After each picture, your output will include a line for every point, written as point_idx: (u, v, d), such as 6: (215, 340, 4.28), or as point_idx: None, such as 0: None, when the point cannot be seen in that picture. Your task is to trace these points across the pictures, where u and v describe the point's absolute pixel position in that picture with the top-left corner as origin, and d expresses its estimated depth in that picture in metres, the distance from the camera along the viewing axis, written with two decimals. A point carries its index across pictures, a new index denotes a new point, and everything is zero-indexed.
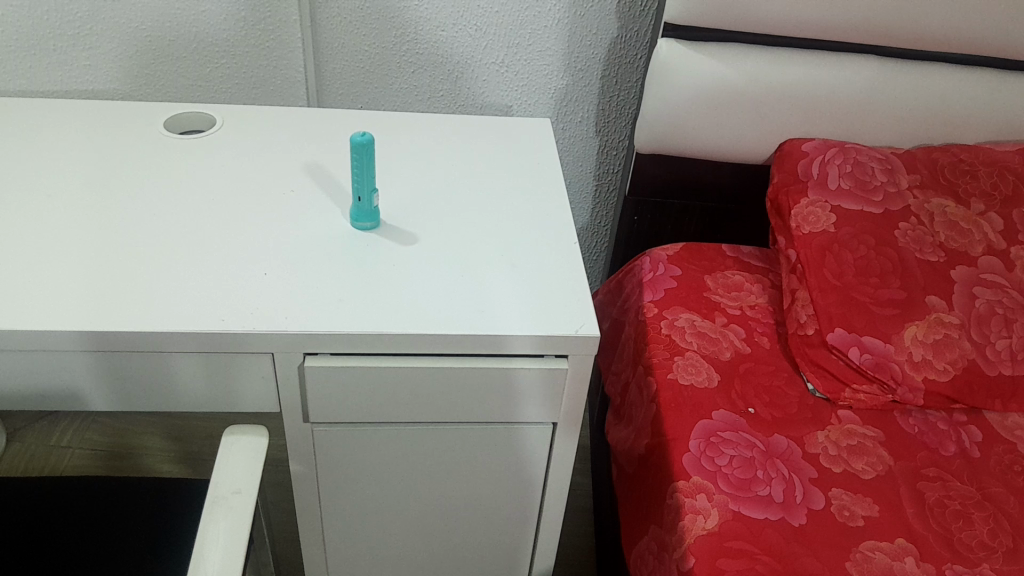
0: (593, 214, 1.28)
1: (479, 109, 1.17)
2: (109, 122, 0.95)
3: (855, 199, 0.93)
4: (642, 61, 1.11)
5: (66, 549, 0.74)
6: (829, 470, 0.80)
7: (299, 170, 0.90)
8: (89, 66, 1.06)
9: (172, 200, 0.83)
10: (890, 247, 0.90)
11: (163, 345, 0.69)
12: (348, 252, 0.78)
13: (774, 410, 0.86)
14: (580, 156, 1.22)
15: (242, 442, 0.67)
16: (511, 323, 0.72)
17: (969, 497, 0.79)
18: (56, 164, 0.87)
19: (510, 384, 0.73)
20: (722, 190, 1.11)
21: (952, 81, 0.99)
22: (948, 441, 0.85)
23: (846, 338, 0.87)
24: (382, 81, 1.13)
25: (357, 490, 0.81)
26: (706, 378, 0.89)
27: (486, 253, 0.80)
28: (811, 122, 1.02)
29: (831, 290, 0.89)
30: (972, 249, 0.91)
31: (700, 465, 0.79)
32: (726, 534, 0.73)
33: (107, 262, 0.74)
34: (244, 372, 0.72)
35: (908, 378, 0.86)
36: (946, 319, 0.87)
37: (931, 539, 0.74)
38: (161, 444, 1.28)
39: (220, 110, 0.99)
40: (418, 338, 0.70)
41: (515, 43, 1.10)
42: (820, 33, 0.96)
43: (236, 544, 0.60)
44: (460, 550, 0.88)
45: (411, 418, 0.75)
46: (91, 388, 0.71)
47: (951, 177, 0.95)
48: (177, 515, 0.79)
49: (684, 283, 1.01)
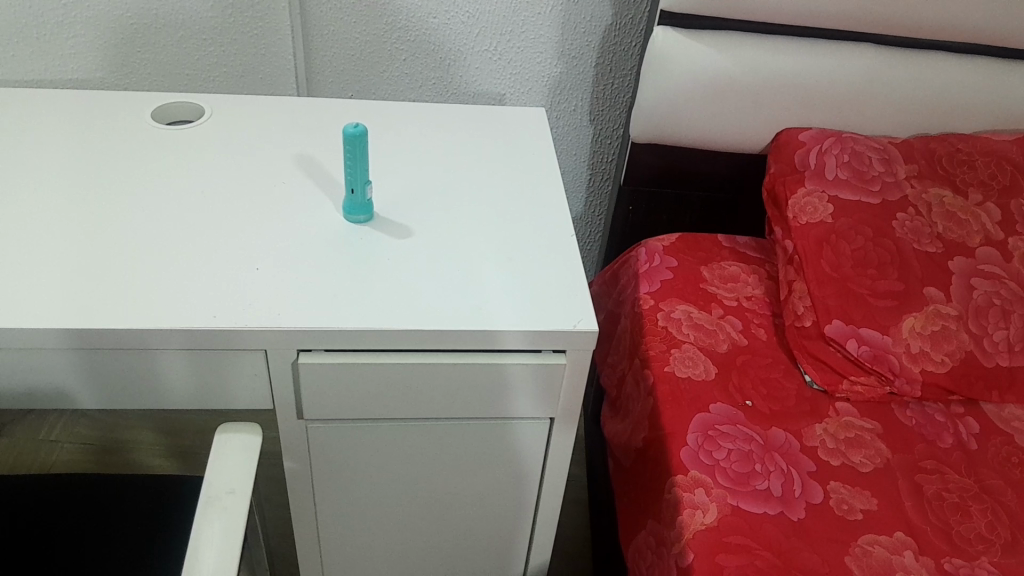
0: (587, 203, 1.27)
1: (471, 98, 1.15)
2: (96, 112, 0.93)
3: (853, 190, 0.93)
4: (637, 48, 1.10)
5: (56, 545, 0.73)
6: (828, 463, 0.80)
7: (291, 163, 0.88)
8: (73, 54, 1.04)
9: (161, 193, 0.82)
10: (887, 238, 0.89)
11: (152, 342, 0.67)
12: (343, 246, 0.77)
13: (772, 402, 0.86)
14: (574, 146, 1.20)
15: (234, 440, 0.66)
16: (508, 318, 0.71)
17: (967, 490, 0.79)
18: (42, 157, 0.85)
19: (507, 380, 0.72)
20: (718, 179, 1.10)
21: (949, 71, 0.98)
22: (945, 433, 0.85)
23: (843, 330, 0.86)
24: (374, 69, 1.11)
25: (353, 486, 0.80)
26: (703, 370, 0.88)
27: (483, 247, 0.79)
28: (809, 112, 1.01)
29: (828, 282, 0.89)
30: (970, 240, 0.90)
31: (699, 459, 0.79)
32: (725, 529, 0.73)
33: (93, 259, 0.72)
34: (236, 369, 0.71)
35: (906, 370, 0.85)
36: (943, 310, 0.87)
37: (931, 533, 0.74)
38: (151, 437, 1.27)
39: (208, 99, 0.97)
40: (414, 334, 0.69)
41: (509, 30, 1.08)
42: (818, 21, 0.94)
43: (230, 544, 0.58)
44: (457, 545, 0.87)
45: (406, 414, 0.74)
46: (80, 387, 0.70)
47: (948, 167, 0.94)
48: (173, 510, 0.78)
49: (680, 275, 1.00)
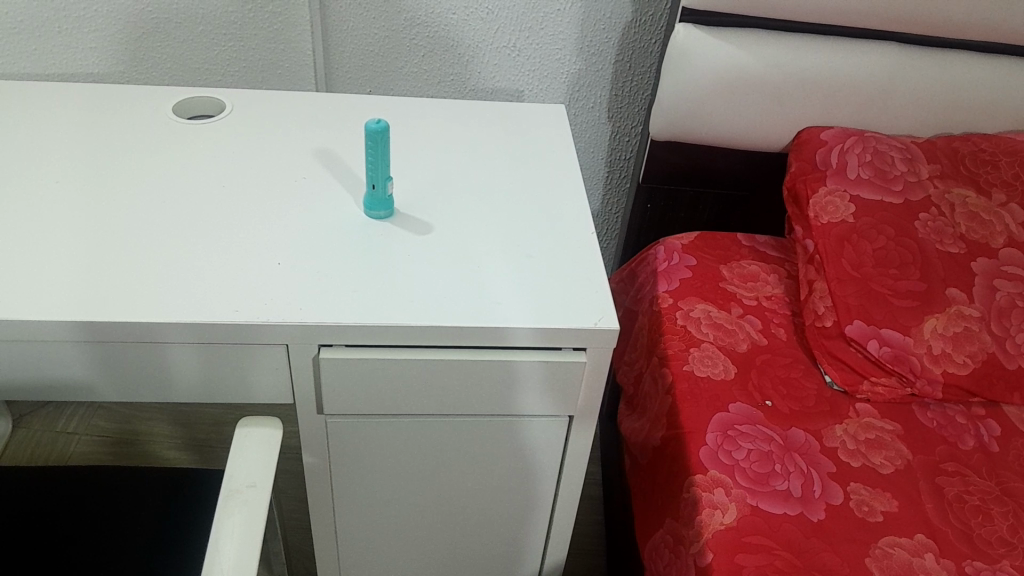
0: (604, 200, 1.27)
1: (489, 95, 1.15)
2: (115, 106, 0.94)
3: (874, 189, 0.92)
4: (657, 45, 1.09)
5: (77, 535, 0.74)
6: (848, 464, 0.79)
7: (310, 157, 0.88)
8: (93, 49, 1.04)
9: (179, 187, 0.82)
10: (909, 237, 0.89)
11: (173, 336, 0.67)
12: (362, 242, 0.77)
13: (791, 402, 0.85)
14: (593, 143, 1.20)
15: (253, 435, 0.66)
16: (527, 316, 0.70)
17: (988, 492, 0.78)
18: (60, 152, 0.85)
19: (523, 378, 0.72)
20: (735, 177, 1.09)
21: (972, 70, 0.97)
22: (966, 434, 0.84)
23: (864, 330, 0.86)
24: (392, 65, 1.11)
25: (370, 481, 0.80)
26: (721, 369, 0.88)
27: (503, 244, 0.78)
28: (829, 110, 1.00)
29: (849, 281, 0.88)
30: (993, 241, 0.89)
31: (717, 459, 0.79)
32: (744, 529, 0.72)
33: (112, 253, 0.73)
34: (255, 363, 0.71)
35: (926, 371, 0.85)
36: (965, 311, 0.86)
37: (952, 535, 0.73)
38: (167, 430, 1.28)
39: (227, 93, 0.98)
40: (433, 331, 0.69)
41: (527, 26, 1.08)
42: (841, 19, 0.94)
43: (252, 537, 0.59)
44: (472, 542, 0.88)
45: (425, 411, 0.74)
46: (99, 379, 0.71)
47: (971, 166, 0.93)
48: (193, 502, 0.78)
49: (698, 273, 1.00)
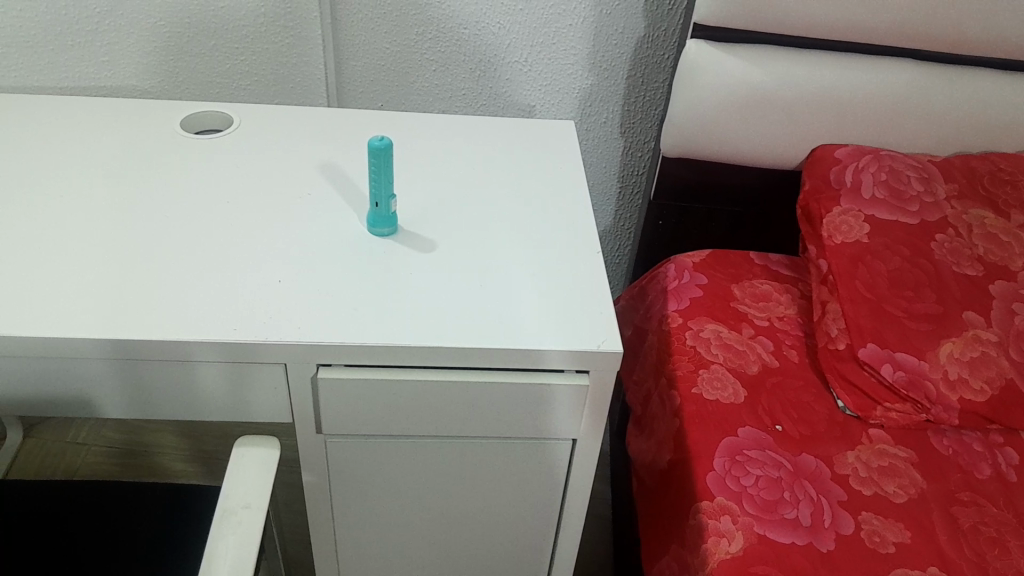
0: (616, 216, 1.25)
1: (502, 109, 1.14)
2: (126, 119, 0.94)
3: (889, 209, 0.90)
4: (670, 60, 1.08)
5: (76, 546, 0.73)
6: (859, 492, 0.77)
7: (316, 173, 0.88)
8: (106, 62, 1.05)
9: (186, 202, 0.82)
10: (925, 258, 0.87)
11: (173, 353, 0.67)
12: (365, 259, 0.76)
13: (802, 427, 0.83)
14: (604, 158, 1.19)
15: (251, 454, 0.66)
16: (529, 337, 0.69)
17: (1005, 524, 0.76)
18: (69, 166, 0.85)
19: (524, 399, 0.71)
20: (748, 195, 1.08)
21: (991, 89, 0.95)
22: (982, 462, 0.82)
23: (877, 354, 0.84)
24: (403, 80, 1.11)
25: (371, 501, 0.79)
26: (731, 392, 0.86)
27: (508, 264, 0.77)
28: (844, 127, 0.98)
29: (863, 303, 0.86)
30: (1012, 263, 0.87)
31: (725, 484, 0.77)
32: (751, 559, 0.70)
33: (116, 268, 0.73)
34: (256, 381, 0.70)
35: (942, 397, 0.82)
36: (982, 335, 0.84)
37: (966, 568, 0.71)
38: (174, 442, 1.28)
39: (237, 108, 0.98)
40: (433, 351, 0.68)
41: (540, 41, 1.07)
42: (856, 36, 0.92)
43: (244, 559, 0.58)
44: (476, 563, 0.86)
45: (425, 432, 0.73)
46: (100, 395, 0.70)
47: (989, 186, 0.91)
48: (193, 517, 0.77)
49: (710, 293, 0.98)
